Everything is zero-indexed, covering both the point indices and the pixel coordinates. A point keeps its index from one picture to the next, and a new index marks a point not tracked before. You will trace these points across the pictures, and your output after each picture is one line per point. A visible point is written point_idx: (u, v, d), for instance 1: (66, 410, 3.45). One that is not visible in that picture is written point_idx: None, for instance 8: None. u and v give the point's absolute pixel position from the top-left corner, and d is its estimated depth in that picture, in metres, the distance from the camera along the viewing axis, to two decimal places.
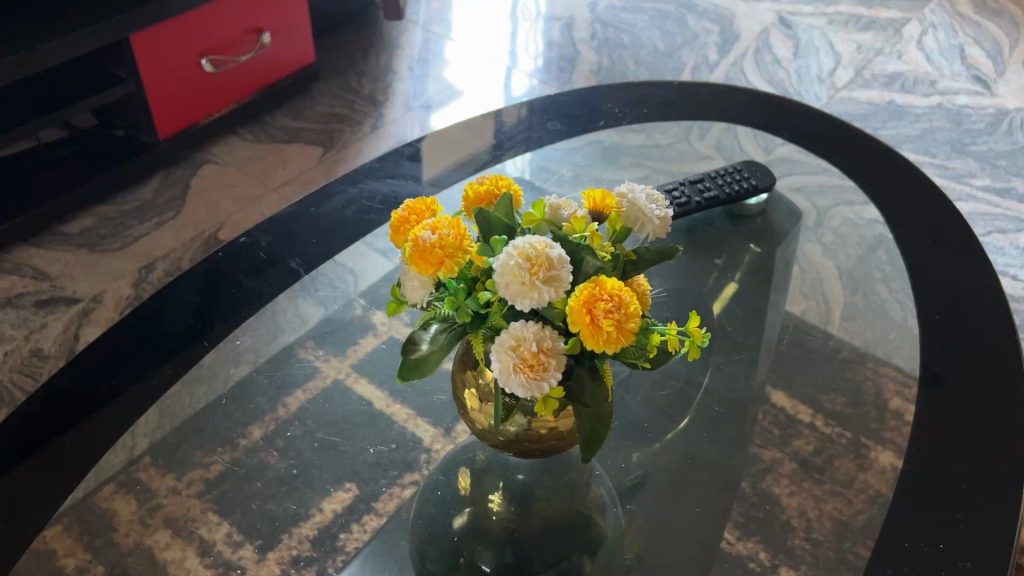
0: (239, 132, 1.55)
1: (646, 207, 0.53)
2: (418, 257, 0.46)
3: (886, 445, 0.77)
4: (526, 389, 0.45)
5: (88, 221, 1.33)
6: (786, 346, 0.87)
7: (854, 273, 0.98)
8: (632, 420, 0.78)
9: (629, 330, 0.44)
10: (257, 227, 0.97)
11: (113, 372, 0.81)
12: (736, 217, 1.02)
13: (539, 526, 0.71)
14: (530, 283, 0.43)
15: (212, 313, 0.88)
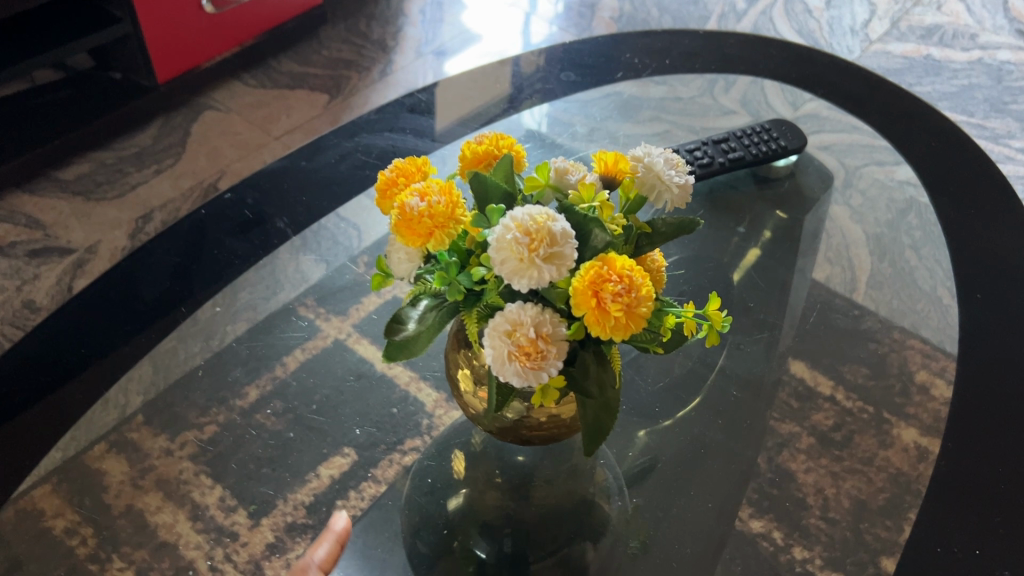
0: (243, 76, 1.49)
1: (664, 173, 0.47)
2: (405, 228, 0.43)
3: (910, 422, 0.73)
4: (524, 378, 0.42)
5: (85, 167, 1.29)
6: (812, 323, 0.82)
7: (884, 238, 0.92)
8: (639, 403, 0.73)
9: (640, 317, 0.40)
10: (243, 182, 0.93)
11: (85, 339, 0.78)
12: (763, 180, 0.96)
13: (539, 513, 0.67)
14: (528, 260, 0.39)
15: (193, 274, 0.85)
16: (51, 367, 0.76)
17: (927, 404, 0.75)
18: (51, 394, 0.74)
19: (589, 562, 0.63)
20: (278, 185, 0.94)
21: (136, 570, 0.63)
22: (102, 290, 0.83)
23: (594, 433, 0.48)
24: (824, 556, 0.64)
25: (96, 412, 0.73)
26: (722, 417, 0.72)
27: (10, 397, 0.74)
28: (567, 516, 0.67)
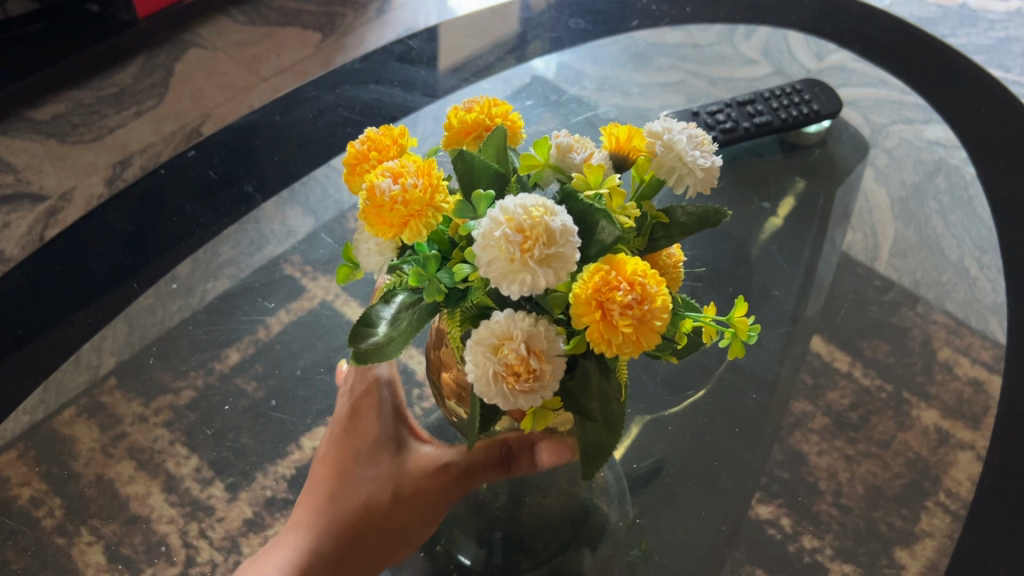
0: (232, 12, 1.42)
1: (686, 149, 0.41)
2: (374, 214, 0.38)
3: (931, 403, 0.68)
4: (513, 400, 0.37)
5: (61, 107, 1.22)
6: (837, 310, 0.74)
7: (909, 202, 0.85)
8: (644, 393, 0.67)
9: (653, 331, 0.35)
10: (209, 139, 0.84)
11: (21, 317, 0.69)
12: (791, 147, 0.89)
13: (531, 516, 0.61)
14: (519, 262, 0.34)
15: (146, 244, 0.76)
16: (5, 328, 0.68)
17: (949, 384, 0.69)
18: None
19: (584, 567, 0.58)
20: (246, 144, 0.84)
21: (105, 545, 0.59)
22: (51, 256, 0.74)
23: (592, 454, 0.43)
24: (835, 545, 0.59)
25: (66, 371, 0.68)
26: (732, 396, 0.67)
27: None
28: (562, 522, 0.61)
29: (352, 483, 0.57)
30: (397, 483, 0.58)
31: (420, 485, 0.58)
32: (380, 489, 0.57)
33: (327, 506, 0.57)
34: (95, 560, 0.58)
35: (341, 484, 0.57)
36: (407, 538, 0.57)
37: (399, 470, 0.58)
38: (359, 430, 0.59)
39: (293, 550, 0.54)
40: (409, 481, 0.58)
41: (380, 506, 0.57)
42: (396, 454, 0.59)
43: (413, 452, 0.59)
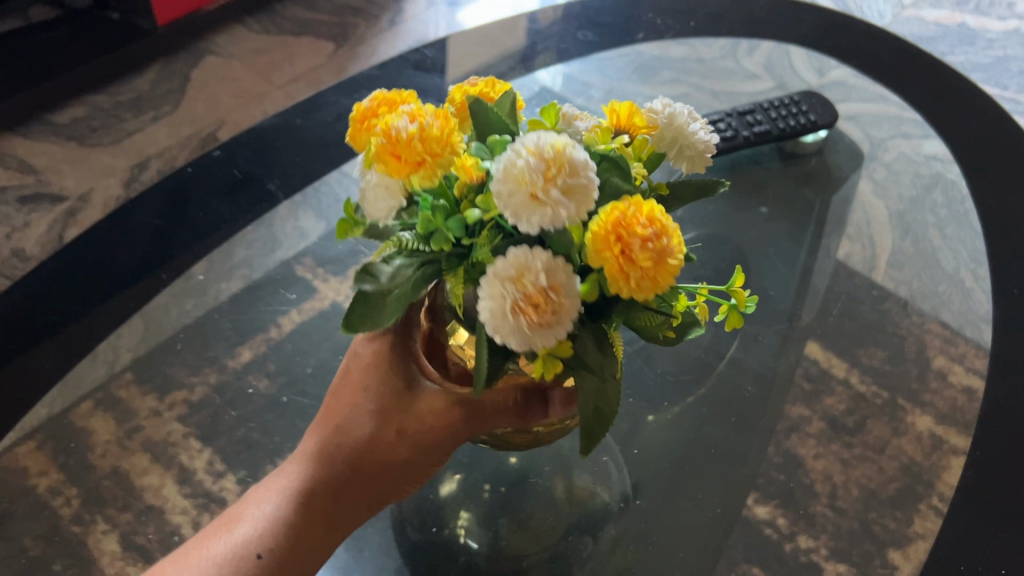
0: (247, 21, 1.45)
1: (687, 129, 0.45)
2: (390, 152, 0.40)
3: (925, 409, 0.69)
4: (528, 333, 0.38)
5: (79, 112, 1.26)
6: (833, 318, 0.76)
7: (906, 215, 0.87)
8: (646, 392, 0.70)
9: (669, 272, 0.38)
10: (234, 139, 0.88)
11: (53, 304, 0.74)
12: (788, 155, 0.91)
13: (537, 506, 0.63)
14: (541, 191, 0.37)
15: (172, 236, 0.80)
16: (39, 317, 0.73)
17: (944, 392, 0.71)
18: (29, 350, 0.71)
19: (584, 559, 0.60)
20: (268, 145, 0.88)
21: (119, 534, 0.61)
22: (80, 253, 0.78)
23: (593, 426, 0.43)
24: (829, 545, 0.61)
25: (85, 366, 0.70)
26: (730, 402, 0.69)
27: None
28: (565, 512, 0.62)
29: (358, 416, 0.54)
30: (403, 418, 0.53)
31: (429, 425, 0.53)
32: (384, 425, 0.53)
33: (330, 437, 0.54)
34: (110, 549, 0.60)
35: (346, 414, 0.54)
36: (414, 474, 0.55)
37: (407, 405, 0.53)
38: (371, 362, 0.54)
39: (290, 483, 0.53)
40: (415, 418, 0.53)
41: (383, 443, 0.53)
42: (406, 390, 0.53)
43: (425, 388, 0.53)
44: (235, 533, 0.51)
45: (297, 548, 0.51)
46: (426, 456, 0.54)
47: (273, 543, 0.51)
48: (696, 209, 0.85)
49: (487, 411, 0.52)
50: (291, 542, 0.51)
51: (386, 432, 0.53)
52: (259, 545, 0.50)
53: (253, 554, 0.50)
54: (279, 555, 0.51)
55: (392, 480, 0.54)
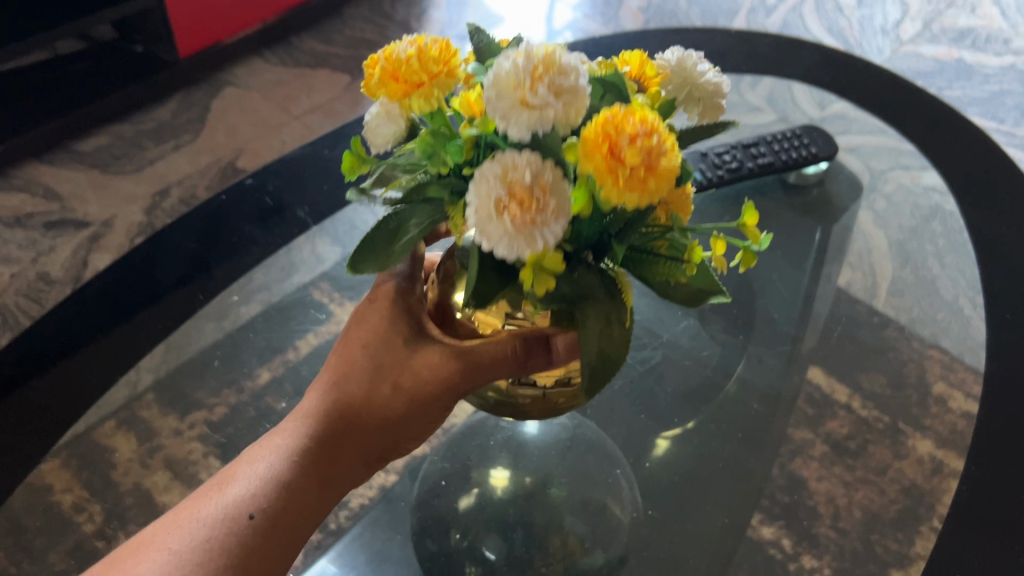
0: (264, 53, 1.49)
1: (696, 71, 0.45)
2: (389, 75, 0.42)
3: (925, 433, 0.71)
4: (511, 233, 0.37)
5: (103, 140, 1.29)
6: (835, 337, 0.79)
7: (907, 244, 0.89)
8: (657, 413, 0.72)
9: (660, 177, 0.38)
10: (265, 168, 0.90)
11: (98, 320, 0.75)
12: (792, 187, 0.94)
13: (554, 517, 0.65)
14: (530, 88, 0.37)
15: (210, 260, 0.82)
16: (79, 330, 0.73)
17: (944, 416, 0.72)
18: (60, 362, 0.71)
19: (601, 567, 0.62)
20: (299, 174, 0.91)
21: None
22: (123, 276, 0.79)
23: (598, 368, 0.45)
24: (833, 565, 0.62)
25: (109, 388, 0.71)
26: (735, 426, 0.71)
27: (42, 351, 0.71)
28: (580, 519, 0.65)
29: (354, 374, 0.54)
30: (398, 373, 0.53)
31: (425, 379, 0.53)
32: (380, 379, 0.53)
33: (326, 394, 0.54)
34: None
35: (343, 372, 0.54)
36: (412, 430, 0.55)
37: (405, 360, 0.54)
38: (370, 319, 0.55)
39: (285, 442, 0.52)
40: (410, 372, 0.53)
41: (379, 398, 0.53)
42: (403, 346, 0.54)
43: (423, 343, 0.54)
44: (226, 494, 0.50)
45: (291, 506, 0.50)
46: (420, 411, 0.54)
47: (267, 503, 0.49)
48: None
49: (483, 363, 0.52)
50: (287, 498, 0.50)
51: (381, 387, 0.53)
52: (252, 506, 0.49)
53: (245, 515, 0.49)
54: (274, 513, 0.49)
55: (387, 437, 0.54)
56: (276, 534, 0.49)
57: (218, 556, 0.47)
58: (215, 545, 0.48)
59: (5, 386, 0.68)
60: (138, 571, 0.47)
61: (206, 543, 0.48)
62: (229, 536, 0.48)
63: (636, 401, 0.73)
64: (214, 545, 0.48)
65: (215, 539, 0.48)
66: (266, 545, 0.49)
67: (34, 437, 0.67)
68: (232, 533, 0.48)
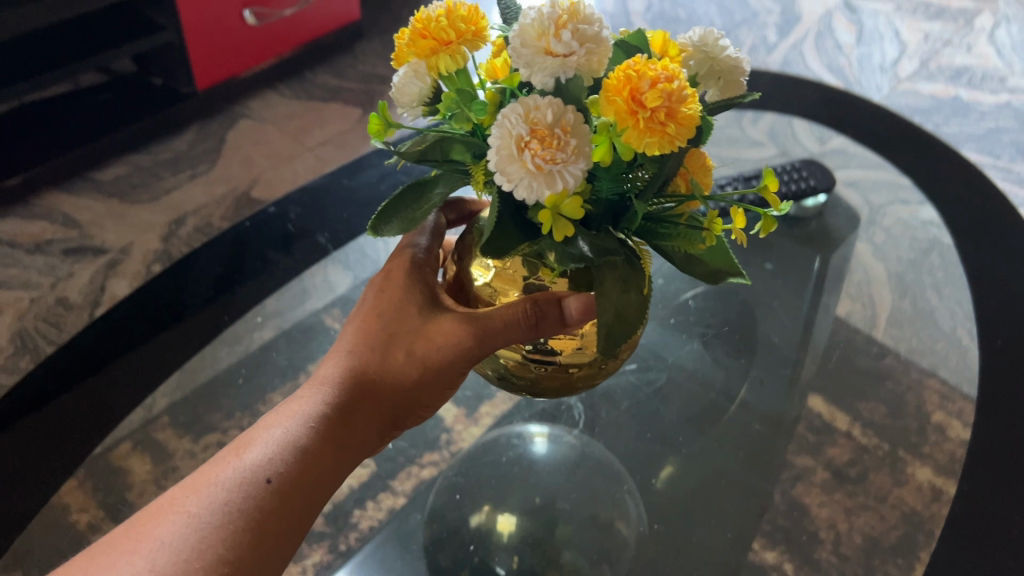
0: (278, 86, 1.53)
1: (717, 48, 0.47)
2: (419, 33, 0.44)
3: (924, 461, 0.72)
4: (532, 170, 0.41)
5: (121, 169, 1.34)
6: (834, 361, 0.81)
7: (906, 276, 0.92)
8: (663, 432, 0.74)
9: (682, 122, 0.40)
10: (286, 196, 0.90)
11: (124, 342, 0.74)
12: (793, 220, 0.95)
13: (565, 531, 0.67)
14: (554, 37, 0.41)
15: (236, 288, 0.81)
16: (100, 351, 0.73)
17: (943, 444, 0.72)
18: (88, 379, 0.70)
19: None
20: (318, 201, 0.91)
21: None
22: (151, 297, 0.78)
23: (613, 326, 0.49)
24: None
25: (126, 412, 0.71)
26: (736, 453, 0.72)
27: (66, 369, 0.70)
28: (589, 533, 0.66)
29: (369, 342, 0.56)
30: (411, 340, 0.56)
31: (437, 346, 0.55)
32: (393, 347, 0.56)
33: (341, 363, 0.55)
34: None
35: (358, 342, 0.56)
36: (423, 400, 0.57)
37: (417, 330, 0.56)
38: (384, 292, 0.58)
39: (301, 408, 0.53)
40: (423, 339, 0.55)
41: (393, 365, 0.55)
42: (416, 315, 0.56)
43: (436, 313, 0.56)
44: (243, 458, 0.50)
45: (308, 470, 0.50)
46: (431, 380, 0.56)
47: (284, 467, 0.49)
48: None
49: (496, 327, 0.54)
50: (304, 461, 0.50)
51: (395, 354, 0.56)
52: (271, 469, 0.49)
53: (263, 478, 0.49)
54: (291, 477, 0.49)
55: (398, 406, 0.56)
56: (295, 498, 0.49)
57: (237, 517, 0.47)
58: (233, 508, 0.47)
59: (34, 403, 0.67)
60: (155, 534, 0.46)
61: (224, 506, 0.47)
62: (249, 497, 0.48)
63: (641, 421, 0.75)
64: (234, 507, 0.47)
65: (234, 501, 0.47)
66: (286, 507, 0.48)
67: (64, 453, 0.67)
68: (251, 495, 0.48)
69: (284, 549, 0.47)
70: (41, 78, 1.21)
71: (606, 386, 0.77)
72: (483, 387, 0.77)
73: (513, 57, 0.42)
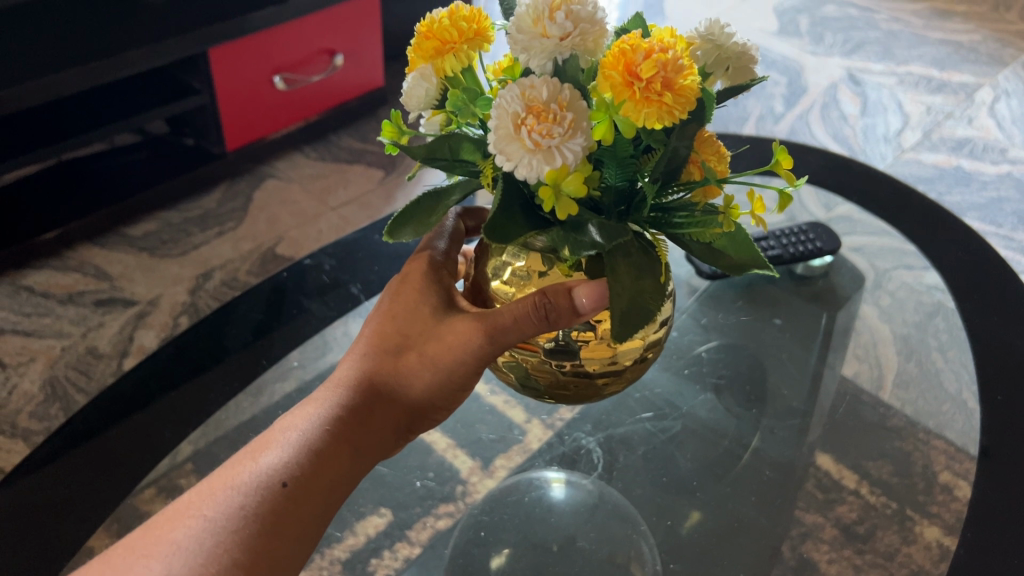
0: (305, 149, 1.62)
1: (724, 35, 0.51)
2: (424, 35, 0.50)
3: (932, 520, 0.73)
4: (530, 146, 0.44)
5: (152, 225, 1.41)
6: (840, 413, 0.83)
7: (911, 338, 0.94)
8: (676, 479, 0.76)
9: (677, 93, 0.44)
10: (321, 249, 0.92)
11: (167, 384, 0.77)
12: (800, 278, 0.99)
13: (582, 565, 0.69)
14: (549, 20, 0.45)
15: (275, 334, 0.83)
16: (140, 394, 0.75)
17: (950, 504, 0.73)
18: (131, 416, 0.73)
19: None
20: (352, 254, 0.92)
21: None
22: (194, 342, 0.81)
23: (626, 313, 0.51)
24: None
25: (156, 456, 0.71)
26: (747, 507, 0.74)
27: (108, 409, 0.73)
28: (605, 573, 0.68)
29: (385, 344, 0.61)
30: (423, 343, 0.60)
31: (447, 347, 0.59)
32: (406, 351, 0.61)
33: (357, 368, 0.61)
34: None
35: (374, 345, 0.61)
36: (436, 401, 0.62)
37: (430, 333, 0.60)
38: (402, 295, 0.63)
39: (317, 412, 0.58)
40: (436, 340, 0.60)
41: (404, 367, 0.61)
42: (431, 317, 0.61)
43: (449, 315, 0.61)
44: (259, 462, 0.54)
45: (319, 474, 0.55)
46: (443, 381, 0.60)
47: (297, 472, 0.54)
48: (717, 318, 0.92)
49: (506, 322, 0.57)
50: (317, 464, 0.55)
51: (408, 357, 0.60)
52: (286, 473, 0.54)
53: (278, 483, 0.53)
54: (304, 480, 0.54)
55: (411, 406, 0.61)
56: (310, 499, 0.53)
57: (252, 520, 0.51)
58: (249, 511, 0.51)
59: (81, 435, 0.71)
60: (174, 538, 0.50)
61: (240, 510, 0.51)
62: (265, 498, 0.52)
63: (655, 467, 0.77)
64: (249, 510, 0.51)
65: (250, 503, 0.52)
66: (301, 507, 0.53)
67: (111, 487, 0.69)
68: (267, 499, 0.52)
69: (297, 545, 0.52)
70: (80, 139, 1.26)
71: (623, 432, 0.79)
72: (507, 430, 0.79)
73: (512, 44, 0.47)
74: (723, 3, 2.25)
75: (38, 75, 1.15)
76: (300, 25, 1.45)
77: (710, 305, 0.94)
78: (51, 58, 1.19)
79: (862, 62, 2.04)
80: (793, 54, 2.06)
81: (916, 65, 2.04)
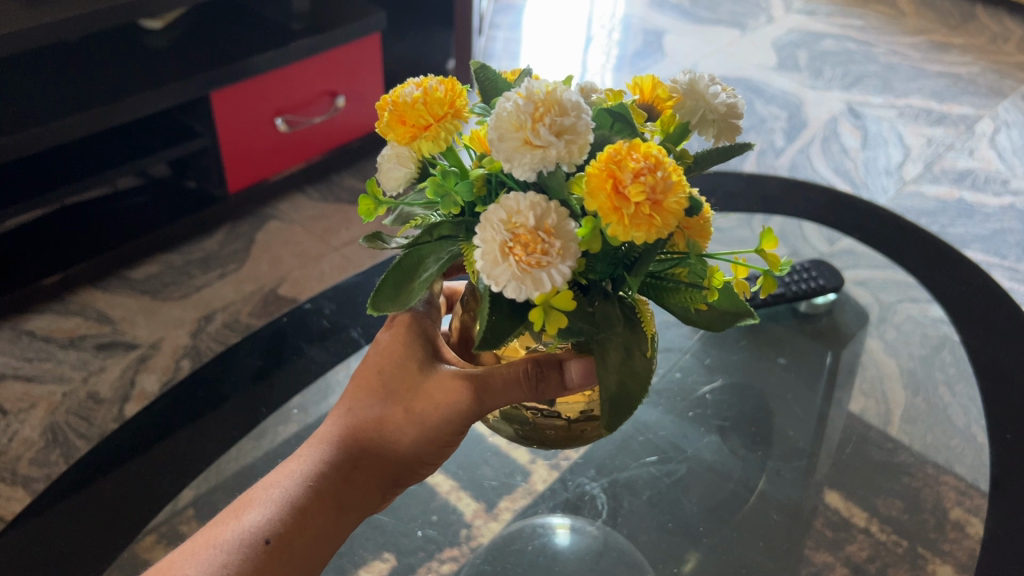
0: (308, 190, 1.63)
1: (707, 93, 0.52)
2: (398, 119, 0.49)
3: (945, 558, 0.71)
4: (518, 273, 0.44)
5: (155, 268, 1.42)
6: (847, 453, 0.82)
7: (918, 373, 0.94)
8: (684, 523, 0.75)
9: (665, 211, 0.44)
10: (321, 292, 0.92)
11: (165, 431, 0.76)
12: (804, 316, 0.99)
13: None
14: (533, 131, 0.44)
15: (274, 379, 0.82)
16: (138, 442, 0.74)
17: (963, 541, 0.72)
18: (128, 464, 0.72)
19: None
20: (353, 296, 0.92)
21: None
22: (193, 388, 0.80)
23: (618, 400, 0.52)
24: None
25: (153, 504, 0.70)
26: (756, 549, 0.73)
27: (104, 457, 0.72)
28: None
29: (370, 399, 0.61)
30: (409, 399, 0.60)
31: (433, 402, 0.59)
32: (392, 405, 0.61)
33: (341, 423, 0.61)
34: None
35: (358, 399, 0.62)
36: (422, 459, 0.62)
37: (417, 387, 0.60)
38: (389, 347, 0.63)
39: (300, 468, 0.59)
40: (423, 396, 0.60)
41: (390, 423, 0.60)
42: (417, 372, 0.61)
43: (435, 370, 0.61)
44: (242, 520, 0.56)
45: (302, 531, 0.56)
46: (429, 436, 0.60)
47: (280, 529, 0.56)
48: (721, 356, 0.91)
49: (496, 382, 0.58)
50: (300, 522, 0.56)
51: (394, 412, 0.60)
52: (270, 530, 0.55)
53: (262, 540, 0.55)
54: (287, 539, 0.56)
55: (397, 463, 0.61)
56: (289, 558, 0.55)
57: None
58: (232, 569, 0.53)
59: (78, 484, 0.70)
60: None
61: (224, 567, 0.53)
62: (248, 556, 0.54)
63: (661, 512, 0.75)
64: (232, 568, 0.53)
65: (234, 561, 0.54)
66: (282, 564, 0.55)
67: (107, 538, 0.67)
68: (250, 557, 0.54)
69: None
70: (82, 184, 1.27)
71: (627, 476, 0.78)
72: (509, 476, 0.78)
73: (493, 151, 0.45)
74: (721, 38, 2.27)
75: (39, 123, 1.16)
76: (301, 67, 1.46)
77: (714, 343, 0.93)
78: (55, 105, 1.20)
79: (861, 96, 2.05)
80: (791, 87, 2.07)
81: (915, 97, 2.05)
